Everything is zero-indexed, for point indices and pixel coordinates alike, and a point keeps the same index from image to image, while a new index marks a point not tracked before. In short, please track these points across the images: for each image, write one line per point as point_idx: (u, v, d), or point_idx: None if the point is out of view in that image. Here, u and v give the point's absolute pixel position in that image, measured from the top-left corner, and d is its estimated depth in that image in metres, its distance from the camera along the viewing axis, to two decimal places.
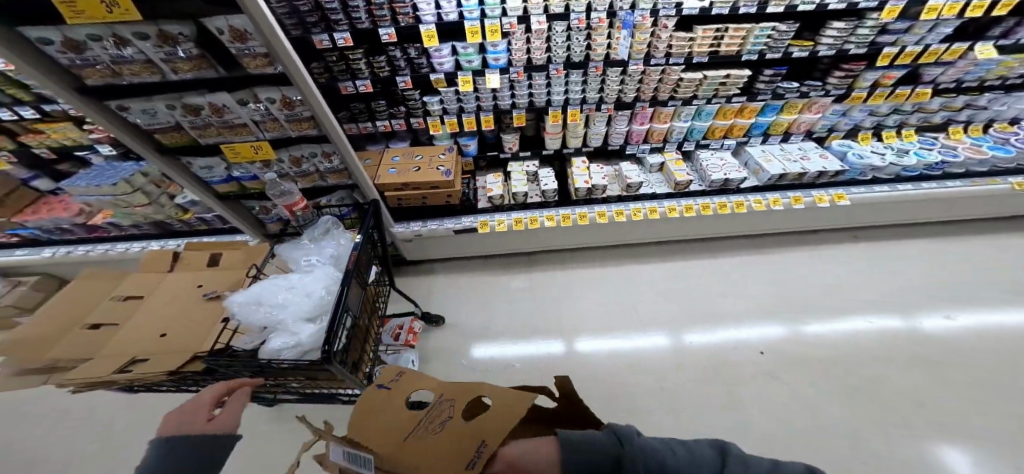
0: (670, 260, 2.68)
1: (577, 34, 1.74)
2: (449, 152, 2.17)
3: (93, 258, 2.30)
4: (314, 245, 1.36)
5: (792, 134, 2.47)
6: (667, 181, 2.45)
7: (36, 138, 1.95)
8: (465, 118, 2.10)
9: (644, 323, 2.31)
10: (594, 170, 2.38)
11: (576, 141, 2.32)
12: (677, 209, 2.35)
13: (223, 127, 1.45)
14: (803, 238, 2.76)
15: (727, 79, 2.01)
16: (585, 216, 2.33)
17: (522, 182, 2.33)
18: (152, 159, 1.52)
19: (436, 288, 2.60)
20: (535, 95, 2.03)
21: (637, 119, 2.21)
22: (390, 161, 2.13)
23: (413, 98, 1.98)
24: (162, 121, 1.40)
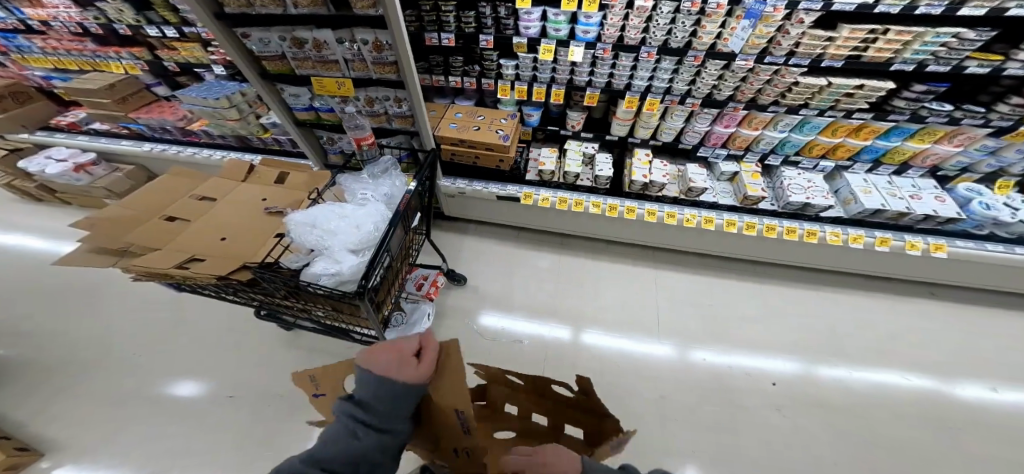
0: (710, 274, 2.56)
1: (685, 18, 1.64)
2: (510, 118, 2.13)
3: (181, 159, 2.55)
4: (376, 180, 1.32)
5: (911, 166, 2.23)
6: (736, 193, 2.31)
7: (169, 53, 2.39)
8: (535, 88, 2.07)
9: (657, 331, 2.25)
10: (657, 164, 2.28)
11: (644, 131, 2.22)
12: (736, 224, 2.22)
13: (319, 61, 1.68)
14: (865, 281, 2.53)
15: (858, 90, 1.80)
16: (633, 210, 2.24)
17: (577, 163, 2.26)
18: (255, 81, 1.81)
19: (467, 250, 2.64)
20: (614, 77, 1.96)
21: (722, 120, 2.10)
22: (452, 116, 2.13)
23: (489, 60, 1.97)
24: (272, 50, 1.68)
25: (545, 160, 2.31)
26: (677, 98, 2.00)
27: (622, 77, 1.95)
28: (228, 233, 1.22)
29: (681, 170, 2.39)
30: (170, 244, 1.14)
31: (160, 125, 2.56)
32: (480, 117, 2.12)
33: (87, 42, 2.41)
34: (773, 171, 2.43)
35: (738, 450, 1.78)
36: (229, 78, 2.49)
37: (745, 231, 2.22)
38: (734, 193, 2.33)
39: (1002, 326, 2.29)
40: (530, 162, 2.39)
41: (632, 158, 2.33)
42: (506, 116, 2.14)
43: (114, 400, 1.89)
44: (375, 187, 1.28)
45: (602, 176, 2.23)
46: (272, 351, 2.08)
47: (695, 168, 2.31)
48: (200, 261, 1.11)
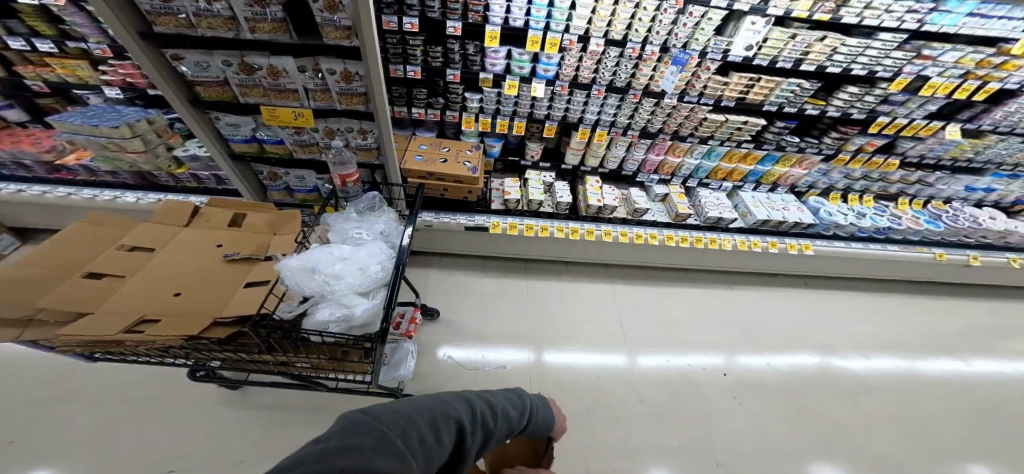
0: (654, 285, 2.88)
1: (627, 61, 1.94)
2: (475, 149, 2.25)
3: (47, 201, 2.01)
4: (367, 220, 1.42)
5: (779, 186, 2.85)
6: (668, 211, 2.69)
7: (34, 70, 1.93)
8: (499, 120, 2.24)
9: (608, 343, 2.41)
10: (606, 190, 2.55)
11: (593, 160, 2.48)
12: (673, 238, 2.57)
13: (273, 89, 1.60)
14: (766, 277, 3.10)
15: (744, 125, 2.29)
16: (592, 232, 2.44)
17: (539, 191, 2.40)
18: (181, 108, 1.62)
19: (430, 283, 2.54)
20: (568, 110, 2.20)
21: (654, 149, 2.46)
22: (416, 148, 2.16)
23: (453, 90, 2.11)
24: (211, 74, 1.55)
25: (507, 188, 2.42)
26: (620, 131, 2.31)
27: (576, 111, 2.19)
28: (183, 286, 1.07)
29: (623, 193, 2.72)
30: (106, 306, 0.96)
31: (14, 159, 1.99)
32: (447, 148, 2.21)
33: None
34: (691, 192, 2.86)
35: (705, 441, 2.00)
36: (126, 102, 2.07)
37: (681, 243, 2.57)
38: (667, 211, 2.71)
39: (854, 304, 3.01)
40: (491, 191, 2.47)
41: (583, 186, 2.58)
42: (469, 149, 2.24)
43: None
44: (369, 228, 1.38)
45: (560, 201, 2.41)
46: (204, 425, 1.69)
47: (636, 192, 2.63)
48: (153, 323, 0.96)
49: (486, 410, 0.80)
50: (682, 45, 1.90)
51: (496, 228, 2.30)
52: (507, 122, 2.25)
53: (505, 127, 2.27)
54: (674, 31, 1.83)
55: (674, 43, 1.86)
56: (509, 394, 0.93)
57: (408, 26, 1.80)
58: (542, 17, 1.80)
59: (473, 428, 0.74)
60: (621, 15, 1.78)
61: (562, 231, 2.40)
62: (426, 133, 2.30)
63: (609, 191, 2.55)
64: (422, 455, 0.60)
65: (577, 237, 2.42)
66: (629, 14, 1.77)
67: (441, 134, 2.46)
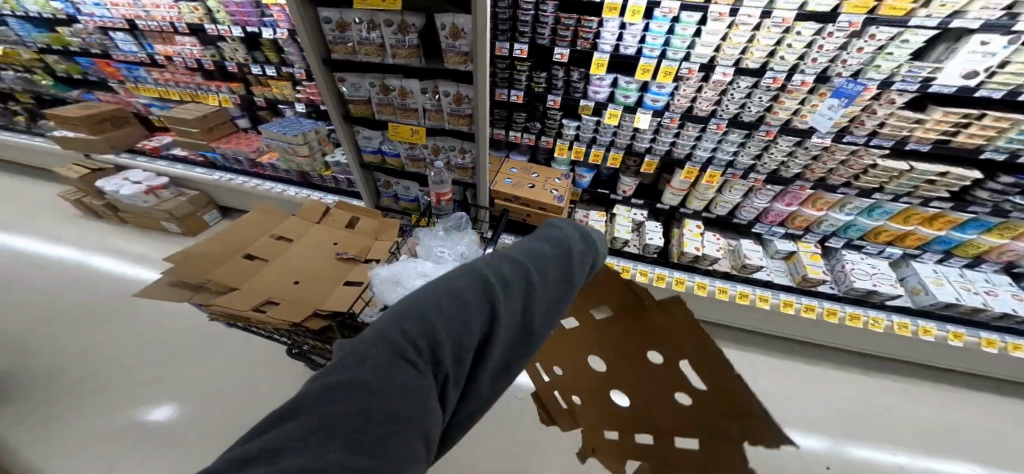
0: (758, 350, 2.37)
1: (762, 93, 1.66)
2: (564, 178, 2.23)
3: (244, 189, 2.72)
4: (451, 238, 1.49)
5: (986, 260, 2.03)
6: (792, 273, 2.19)
7: (263, 90, 2.64)
8: (593, 149, 2.17)
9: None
10: (710, 239, 2.23)
11: (698, 203, 2.20)
12: (794, 304, 2.10)
13: (400, 108, 1.86)
14: (935, 375, 2.28)
15: (940, 178, 1.70)
16: (683, 282, 2.17)
17: (627, 230, 2.24)
18: (336, 121, 2.00)
19: None
20: (676, 143, 1.99)
21: (785, 198, 2.01)
22: (507, 173, 2.22)
23: (553, 116, 2.11)
24: (360, 94, 1.87)
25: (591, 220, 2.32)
26: (740, 172, 1.97)
27: (683, 146, 1.97)
28: (301, 277, 1.29)
29: (731, 241, 2.34)
30: (249, 285, 1.21)
31: (234, 156, 2.74)
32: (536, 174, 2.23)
33: (197, 76, 2.73)
34: (831, 252, 2.26)
35: None
36: (307, 115, 2.67)
37: (804, 312, 2.09)
38: (792, 274, 2.20)
39: None
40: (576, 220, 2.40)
41: (681, 228, 2.30)
42: (558, 178, 2.22)
43: (121, 425, 1.86)
44: (451, 246, 1.46)
45: (650, 242, 2.19)
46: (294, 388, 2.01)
47: (750, 245, 2.21)
48: (275, 306, 1.17)
49: (503, 271, 0.52)
50: (851, 74, 1.53)
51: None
52: (602, 152, 2.16)
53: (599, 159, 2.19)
54: (842, 57, 1.48)
55: (839, 70, 1.51)
56: (542, 236, 0.61)
57: (518, 52, 1.89)
58: (659, 44, 1.69)
59: (490, 296, 0.49)
60: (762, 41, 1.53)
61: (647, 276, 2.20)
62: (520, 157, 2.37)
63: (713, 240, 2.22)
64: (422, 360, 0.43)
65: (662, 285, 2.19)
66: (774, 40, 1.50)
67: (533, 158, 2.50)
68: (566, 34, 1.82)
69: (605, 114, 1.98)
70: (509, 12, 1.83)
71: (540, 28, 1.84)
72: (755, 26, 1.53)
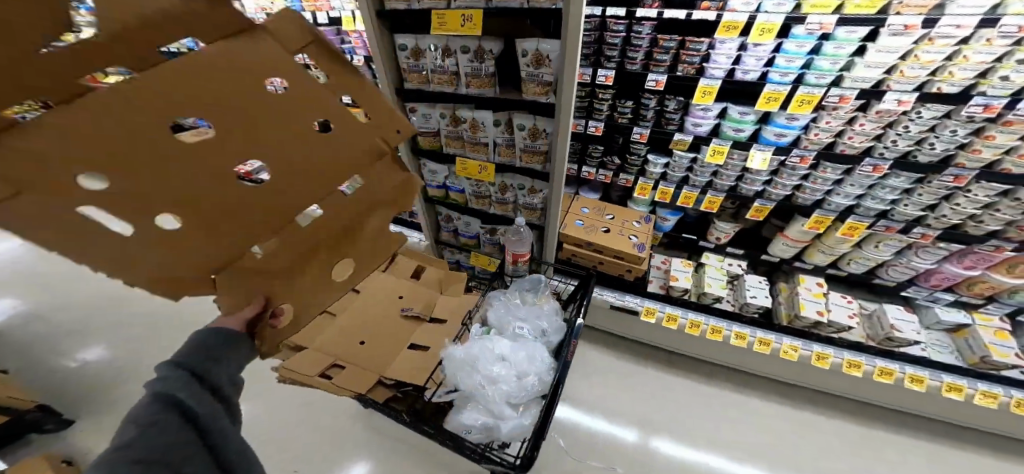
0: (896, 446, 1.80)
1: (957, 127, 1.24)
2: (642, 222, 1.95)
3: None
4: (533, 308, 1.16)
5: None
6: (962, 351, 1.63)
7: None
8: (683, 191, 1.84)
9: (769, 454, 1.78)
10: (836, 300, 1.77)
11: (821, 259, 1.79)
12: (964, 390, 1.56)
13: (470, 142, 1.65)
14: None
15: None
16: (794, 351, 1.73)
17: (719, 284, 1.88)
18: (404, 152, 1.85)
19: None
20: (801, 186, 1.60)
21: (962, 259, 1.49)
22: (575, 212, 1.98)
23: (641, 151, 1.82)
24: (430, 125, 1.69)
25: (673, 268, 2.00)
26: (897, 227, 1.50)
27: (812, 192, 1.57)
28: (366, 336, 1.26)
29: (868, 304, 1.84)
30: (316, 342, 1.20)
31: None
32: (610, 216, 1.98)
33: None
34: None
35: None
36: None
37: (980, 401, 1.54)
38: (960, 350, 1.65)
39: None
40: (653, 269, 2.10)
41: (794, 283, 1.86)
42: (635, 221, 1.95)
43: None
44: (533, 317, 1.12)
45: (749, 299, 1.82)
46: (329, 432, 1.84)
47: (897, 311, 1.70)
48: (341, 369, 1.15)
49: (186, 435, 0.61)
50: None
51: (652, 314, 1.93)
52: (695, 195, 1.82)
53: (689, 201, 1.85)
54: None
55: None
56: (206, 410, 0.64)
57: (602, 78, 1.64)
58: (794, 70, 1.36)
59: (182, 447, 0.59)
60: (972, 58, 1.14)
61: (742, 341, 1.81)
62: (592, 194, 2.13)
63: (840, 303, 1.75)
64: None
65: (766, 351, 1.78)
66: (992, 55, 1.12)
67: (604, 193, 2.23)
68: (665, 58, 1.54)
69: (706, 149, 1.64)
70: (597, 33, 1.58)
71: (632, 52, 1.57)
72: (963, 39, 1.16)
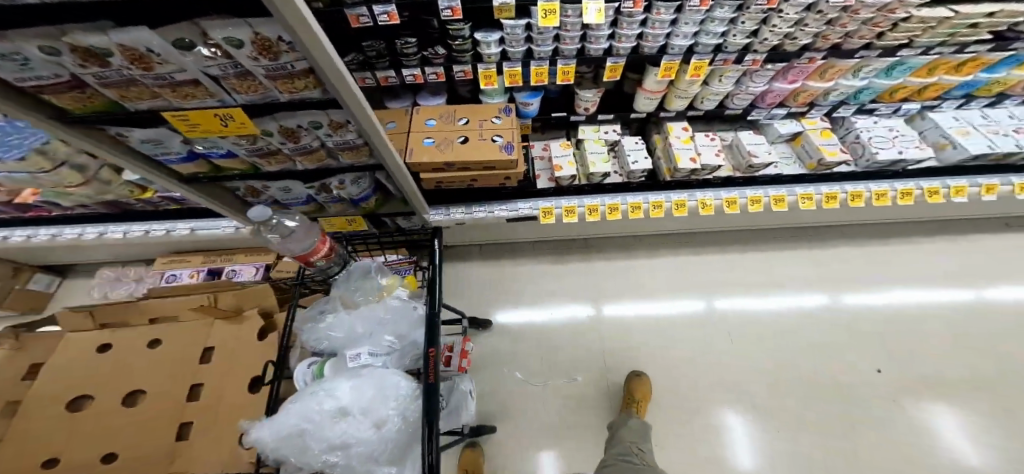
0: (746, 246, 2.38)
1: None
2: (500, 119, 1.61)
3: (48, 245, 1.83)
4: (369, 315, 0.93)
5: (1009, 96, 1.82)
6: (802, 159, 1.83)
7: None
8: (533, 68, 1.52)
9: (681, 286, 2.23)
10: (700, 138, 1.72)
11: (680, 107, 1.70)
12: (813, 198, 1.76)
13: (161, 84, 0.90)
14: (915, 228, 2.41)
15: (991, 19, 1.32)
16: (684, 205, 1.75)
17: (602, 159, 1.71)
18: (55, 132, 1.02)
19: (477, 275, 2.33)
20: (645, 34, 1.40)
21: (787, 75, 1.56)
22: (428, 129, 1.59)
23: (461, 30, 1.36)
24: (46, 75, 0.83)
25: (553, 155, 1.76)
26: (731, 57, 1.43)
27: (654, 39, 1.40)
28: None
29: (729, 136, 1.91)
30: None
31: None
32: (462, 121, 1.61)
33: None
34: (839, 121, 1.93)
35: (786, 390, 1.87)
36: None
37: (825, 204, 1.77)
38: (800, 158, 1.83)
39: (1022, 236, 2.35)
40: (536, 165, 1.87)
41: (665, 134, 1.77)
42: (492, 119, 1.61)
43: None
44: (372, 331, 0.92)
45: (633, 167, 1.69)
46: None
47: (752, 138, 1.77)
48: None
49: None
50: None
51: (552, 212, 1.78)
52: (547, 69, 1.53)
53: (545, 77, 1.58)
54: None
55: None
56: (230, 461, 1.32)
57: None
58: None
59: None
60: None
61: (640, 214, 1.77)
62: (436, 100, 1.71)
63: (705, 143, 1.71)
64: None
65: (660, 214, 1.78)
66: None
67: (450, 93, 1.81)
68: None
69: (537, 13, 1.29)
70: None
71: None
72: None
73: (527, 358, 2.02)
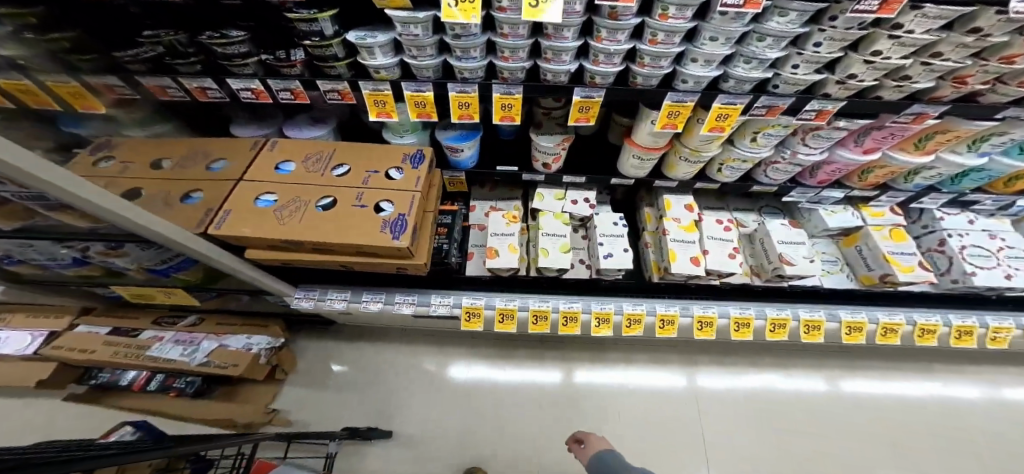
0: (783, 370, 1.53)
1: None
2: (401, 174, 0.96)
3: None
4: None
5: None
6: (854, 266, 1.08)
7: None
8: (452, 95, 0.91)
9: (675, 364, 1.53)
10: (708, 225, 1.05)
11: (685, 172, 1.04)
12: (865, 328, 1.05)
13: None
14: None
15: None
16: (672, 322, 1.08)
17: (559, 247, 1.06)
18: None
19: (366, 364, 1.52)
20: (638, 50, 0.78)
21: (861, 136, 0.85)
22: (279, 179, 0.95)
23: (315, 22, 0.78)
24: None
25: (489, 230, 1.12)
26: (788, 103, 0.78)
27: (652, 64, 0.79)
28: None
29: (751, 217, 1.15)
30: None
31: None
32: (342, 171, 0.98)
33: None
34: (912, 212, 1.24)
35: None
36: None
37: (880, 339, 1.07)
38: (851, 265, 1.09)
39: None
40: (470, 238, 1.18)
41: (661, 213, 1.13)
42: (386, 174, 0.96)
43: None
44: None
45: (601, 264, 1.05)
46: None
47: (788, 232, 1.02)
48: None
49: None
50: None
51: (479, 315, 1.12)
52: (475, 100, 0.92)
53: (474, 111, 0.95)
54: None
55: None
56: None
57: None
58: None
59: None
60: None
61: (607, 329, 1.12)
62: (314, 135, 1.09)
63: (718, 235, 1.04)
64: None
65: (638, 332, 1.13)
66: None
67: (345, 123, 1.19)
68: None
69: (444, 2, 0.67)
70: None
71: None
72: None
73: (441, 445, 1.34)
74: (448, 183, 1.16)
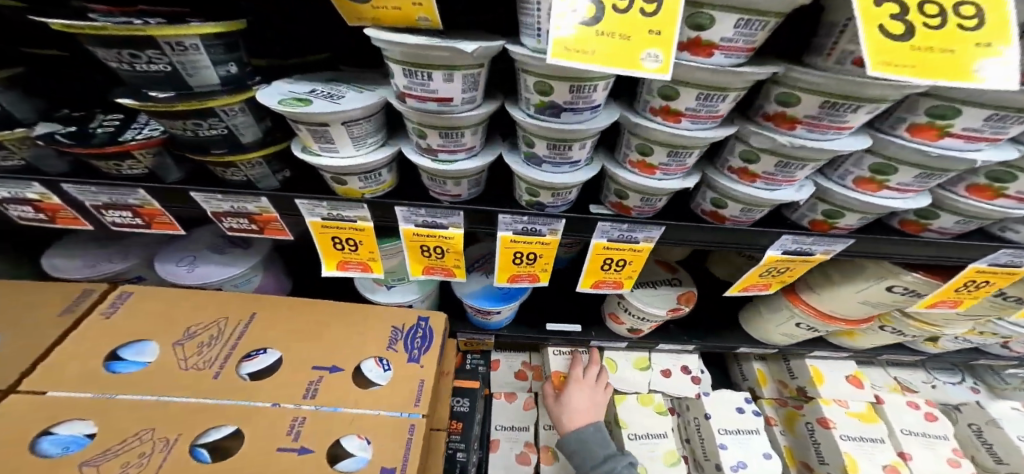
0: None
1: None
2: (385, 373, 0.44)
3: None
4: None
5: None
6: None
7: None
8: (500, 238, 0.40)
9: None
10: (896, 412, 0.63)
11: (874, 342, 0.62)
12: None
13: None
14: None
15: None
16: None
17: (661, 456, 0.58)
18: None
19: None
20: (1011, 161, 0.30)
21: None
22: (100, 378, 0.38)
23: (158, 51, 0.23)
24: None
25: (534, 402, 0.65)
26: None
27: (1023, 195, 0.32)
28: None
29: (917, 376, 0.76)
30: None
31: None
32: (264, 362, 0.43)
33: None
34: None
35: None
36: None
37: None
38: None
39: None
40: (493, 415, 0.69)
41: (801, 386, 0.69)
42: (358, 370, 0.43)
43: None
44: None
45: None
46: None
47: None
48: None
49: None
50: None
51: None
52: (549, 250, 0.42)
53: (544, 268, 0.44)
54: None
55: None
56: None
57: None
58: None
59: None
60: None
61: None
62: (217, 274, 0.49)
63: (920, 429, 0.61)
64: None
65: None
66: None
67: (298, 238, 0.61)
68: None
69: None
70: None
71: None
72: None
73: None
74: (466, 343, 0.70)
